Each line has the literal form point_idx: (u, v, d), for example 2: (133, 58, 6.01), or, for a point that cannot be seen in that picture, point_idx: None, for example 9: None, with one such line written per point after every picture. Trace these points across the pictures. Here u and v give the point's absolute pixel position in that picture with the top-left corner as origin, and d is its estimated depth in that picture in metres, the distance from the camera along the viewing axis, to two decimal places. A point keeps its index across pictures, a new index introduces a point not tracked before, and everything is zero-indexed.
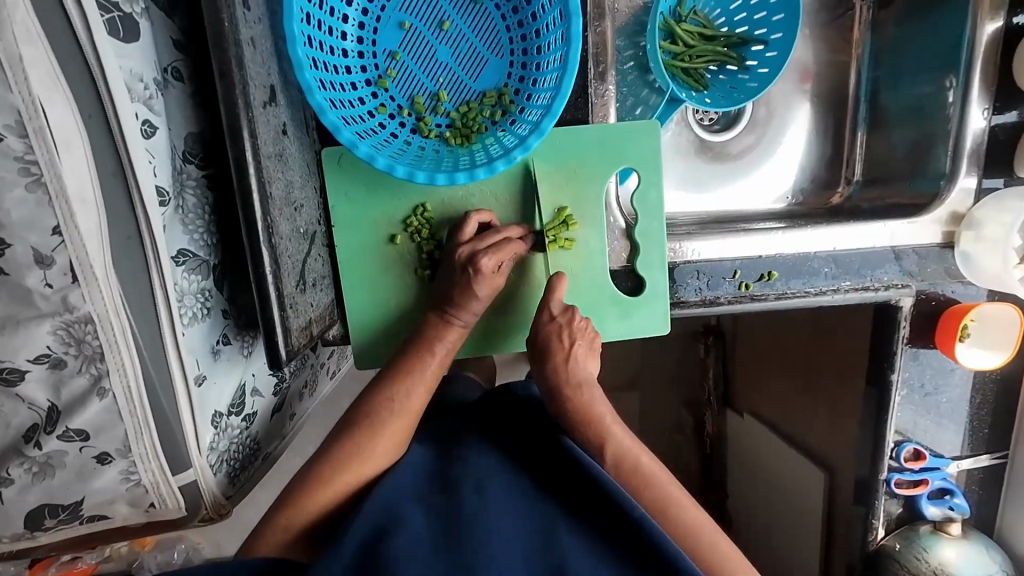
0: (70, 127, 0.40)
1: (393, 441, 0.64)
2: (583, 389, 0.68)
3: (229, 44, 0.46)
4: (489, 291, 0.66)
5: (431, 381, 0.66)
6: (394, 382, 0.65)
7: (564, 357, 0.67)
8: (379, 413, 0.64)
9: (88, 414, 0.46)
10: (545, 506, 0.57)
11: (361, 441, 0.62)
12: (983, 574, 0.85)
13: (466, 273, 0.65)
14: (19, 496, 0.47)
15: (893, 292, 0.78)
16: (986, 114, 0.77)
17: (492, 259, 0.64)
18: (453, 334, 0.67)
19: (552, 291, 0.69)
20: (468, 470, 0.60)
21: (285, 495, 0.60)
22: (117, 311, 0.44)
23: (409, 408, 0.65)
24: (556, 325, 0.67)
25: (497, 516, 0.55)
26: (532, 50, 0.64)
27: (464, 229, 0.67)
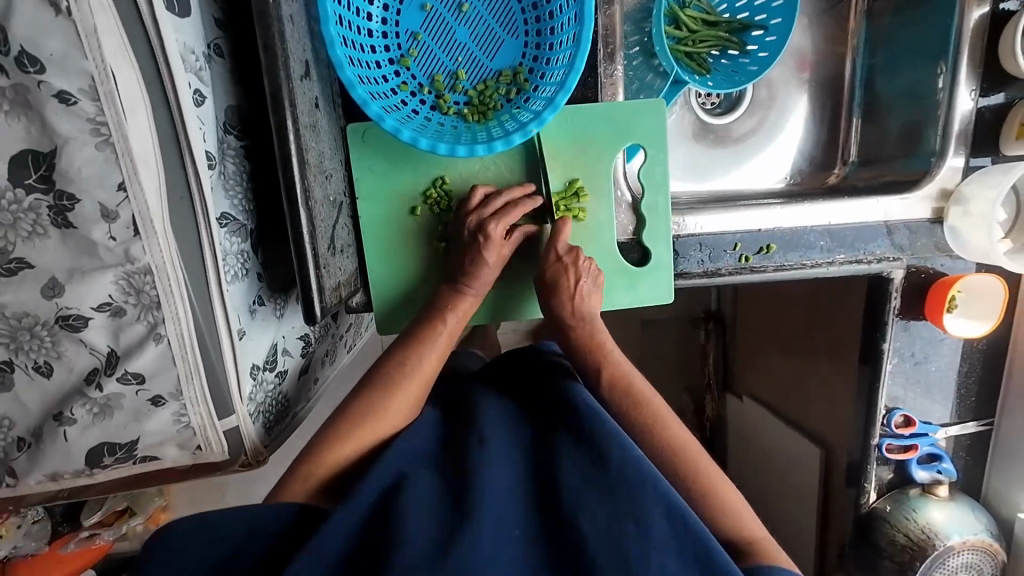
0: (134, 93, 0.44)
1: (408, 401, 0.67)
2: (585, 321, 0.73)
3: (273, 20, 0.51)
4: (497, 258, 0.70)
5: (444, 347, 0.70)
6: (408, 348, 0.69)
7: (570, 296, 0.72)
8: (394, 376, 0.68)
9: (144, 359, 0.50)
10: (549, 449, 0.61)
11: (377, 400, 0.66)
12: (969, 534, 0.89)
13: (476, 240, 0.69)
14: (81, 435, 0.52)
15: (885, 265, 0.83)
16: (973, 96, 0.82)
17: (500, 225, 0.68)
18: (464, 302, 0.70)
19: (554, 235, 0.72)
20: (478, 420, 0.65)
21: (309, 446, 0.64)
22: (172, 263, 0.49)
23: (422, 371, 0.68)
24: (562, 264, 0.72)
25: (501, 460, 0.60)
26: (546, 31, 0.68)
27: (472, 199, 0.71)
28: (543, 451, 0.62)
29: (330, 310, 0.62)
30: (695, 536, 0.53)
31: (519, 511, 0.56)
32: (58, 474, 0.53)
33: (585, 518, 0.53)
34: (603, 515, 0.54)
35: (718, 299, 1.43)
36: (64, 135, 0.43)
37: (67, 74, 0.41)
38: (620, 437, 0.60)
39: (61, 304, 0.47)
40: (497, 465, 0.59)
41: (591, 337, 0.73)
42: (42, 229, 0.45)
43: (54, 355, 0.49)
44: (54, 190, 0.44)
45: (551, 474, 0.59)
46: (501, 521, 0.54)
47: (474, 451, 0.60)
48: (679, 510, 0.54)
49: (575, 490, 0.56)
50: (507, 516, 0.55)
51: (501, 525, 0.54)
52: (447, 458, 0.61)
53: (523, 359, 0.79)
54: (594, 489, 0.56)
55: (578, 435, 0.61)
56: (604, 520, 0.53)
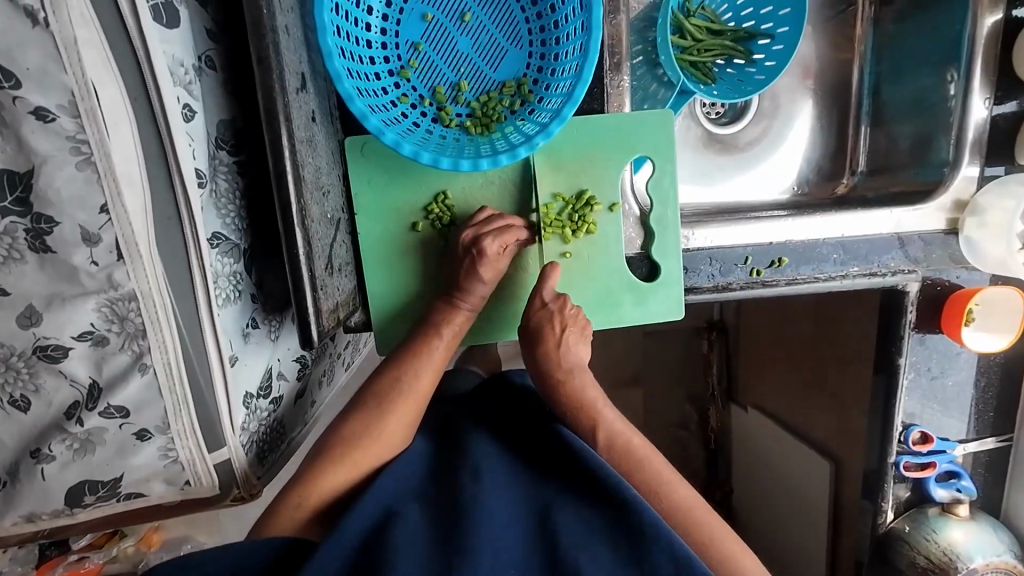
0: (118, 109, 0.42)
1: (402, 426, 0.64)
2: (574, 373, 0.69)
3: (267, 30, 0.48)
4: (493, 274, 0.67)
5: (439, 364, 0.67)
6: (403, 362, 0.66)
7: (556, 342, 0.69)
8: (388, 393, 0.64)
9: (129, 391, 0.47)
10: (545, 493, 0.59)
11: (370, 418, 0.63)
12: (992, 556, 0.86)
13: (469, 254, 0.66)
14: (60, 472, 0.48)
15: (899, 277, 0.80)
16: (987, 104, 0.79)
17: (496, 243, 0.66)
18: (459, 317, 0.68)
19: (543, 279, 0.70)
20: (475, 451, 0.63)
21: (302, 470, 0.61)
22: (158, 288, 0.46)
23: (417, 390, 0.65)
24: (547, 311, 0.69)
25: (495, 496, 0.57)
26: (551, 41, 0.66)
27: (476, 217, 0.69)
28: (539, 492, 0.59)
29: (328, 332, 0.59)
30: None
31: (518, 548, 0.53)
32: (35, 514, 0.50)
33: (588, 560, 0.51)
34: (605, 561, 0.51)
35: (721, 310, 1.40)
36: (41, 154, 0.40)
37: (45, 89, 0.39)
38: (615, 477, 0.59)
39: (38, 334, 0.44)
40: (496, 499, 0.56)
41: (581, 396, 0.68)
42: (18, 254, 0.42)
43: (30, 388, 0.46)
44: (32, 213, 0.41)
45: (548, 517, 0.56)
46: (497, 558, 0.51)
47: (466, 489, 0.57)
48: (686, 558, 0.51)
49: (574, 534, 0.53)
50: (507, 553, 0.52)
51: (498, 556, 0.51)
52: (438, 492, 0.58)
53: (514, 387, 0.76)
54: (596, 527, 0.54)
55: (571, 484, 0.59)
56: (607, 563, 0.51)
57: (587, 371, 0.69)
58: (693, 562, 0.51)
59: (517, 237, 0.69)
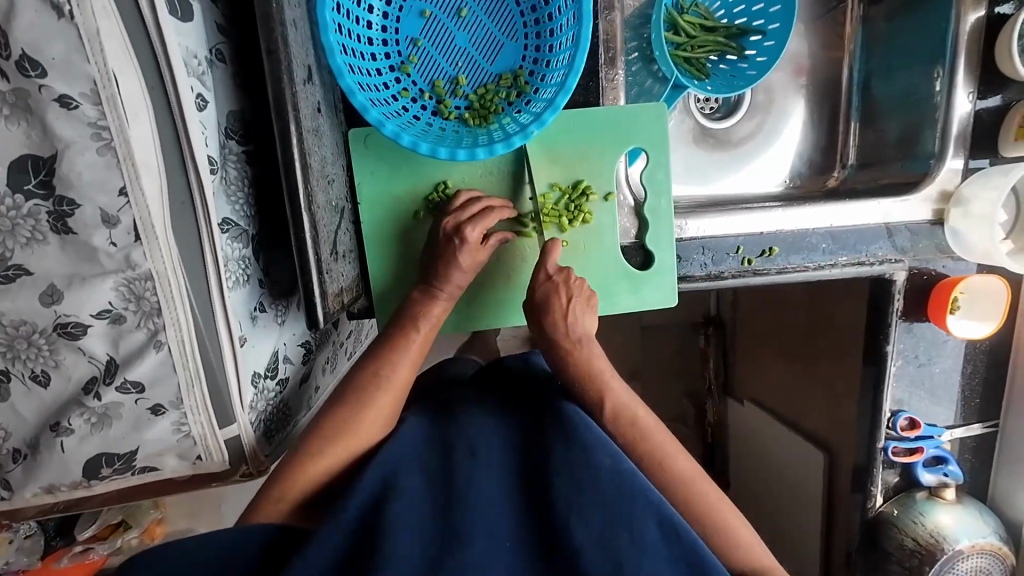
0: (137, 97, 0.44)
1: (383, 413, 0.66)
2: (582, 344, 0.71)
3: (276, 24, 0.51)
4: (472, 262, 0.69)
5: (416, 355, 0.69)
6: (382, 354, 0.68)
7: (563, 313, 0.71)
8: (366, 385, 0.66)
9: (145, 367, 0.49)
10: (540, 460, 0.60)
11: (349, 412, 0.65)
12: (977, 538, 0.88)
13: (452, 243, 0.68)
14: (78, 445, 0.50)
15: (887, 266, 0.83)
16: (971, 98, 0.82)
17: (477, 228, 0.68)
18: (437, 308, 0.70)
19: (545, 254, 0.72)
20: (471, 429, 0.65)
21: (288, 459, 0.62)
22: (173, 269, 0.48)
23: (396, 379, 0.67)
24: (552, 283, 0.71)
25: (490, 473, 0.59)
26: (545, 33, 0.68)
27: (456, 201, 0.70)
28: (530, 463, 0.61)
29: (333, 316, 0.61)
30: (686, 544, 0.54)
31: (508, 522, 0.55)
32: (55, 486, 0.52)
33: (578, 523, 0.54)
34: (595, 523, 0.54)
35: (717, 303, 1.42)
36: (65, 139, 0.42)
37: (69, 78, 0.41)
38: (610, 447, 0.61)
39: (59, 311, 0.47)
40: (488, 478, 0.58)
41: (589, 364, 0.70)
42: (41, 235, 0.45)
43: (51, 364, 0.48)
44: (54, 196, 0.44)
45: (543, 486, 0.58)
46: (492, 533, 0.53)
47: (462, 466, 0.59)
48: (672, 523, 0.54)
49: (567, 496, 0.56)
50: (500, 528, 0.54)
51: (491, 536, 0.53)
52: (435, 467, 0.60)
53: (517, 371, 0.79)
54: (586, 492, 0.56)
55: (566, 445, 0.60)
56: (597, 526, 0.54)
57: (595, 340, 0.71)
58: (682, 528, 0.55)
59: (501, 215, 0.70)
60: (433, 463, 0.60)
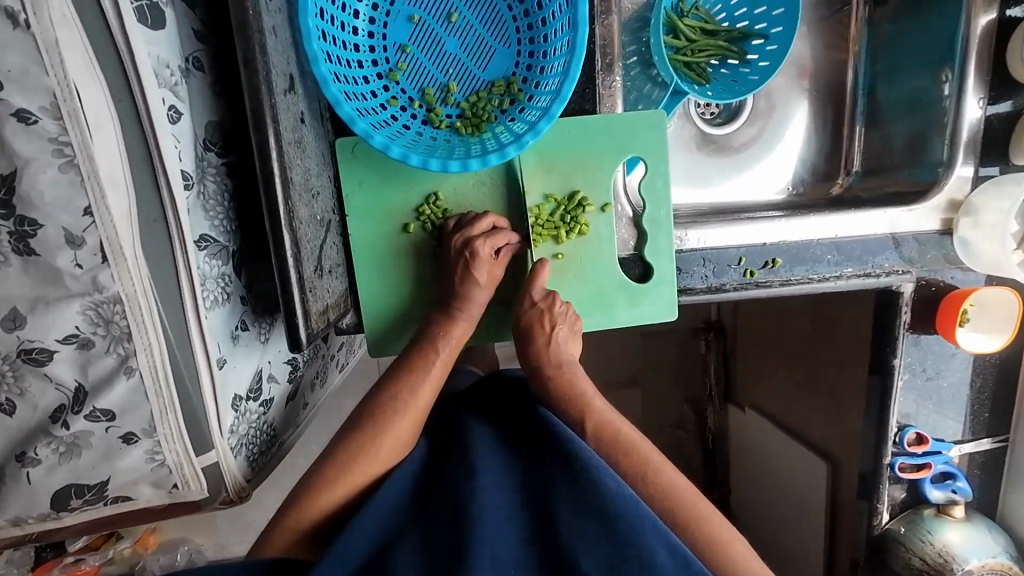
0: (101, 109, 0.41)
1: (400, 440, 0.64)
2: (564, 367, 0.73)
3: (253, 31, 0.48)
4: (487, 277, 0.68)
5: (438, 381, 0.67)
6: (402, 378, 0.66)
7: (547, 339, 0.72)
8: (385, 411, 0.64)
9: (114, 394, 0.47)
10: (542, 487, 0.58)
11: (366, 439, 0.63)
12: (987, 557, 0.85)
13: (463, 258, 0.67)
14: (46, 476, 0.48)
15: (894, 278, 0.80)
16: (981, 104, 0.79)
17: (488, 245, 0.66)
18: (458, 329, 0.68)
19: (533, 278, 0.71)
20: (471, 450, 0.63)
21: (298, 490, 0.61)
22: (144, 291, 0.45)
23: (414, 406, 0.65)
24: (537, 311, 0.71)
25: (491, 496, 0.56)
26: (539, 38, 0.66)
27: (467, 219, 0.68)
28: (533, 490, 0.59)
29: (317, 335, 0.58)
30: (697, 574, 0.51)
31: (512, 550, 0.52)
32: (21, 518, 0.49)
33: (584, 552, 0.51)
34: (603, 543, 0.51)
35: (718, 311, 1.40)
36: (24, 156, 0.40)
37: (27, 91, 0.38)
38: (610, 473, 0.58)
39: (23, 337, 0.44)
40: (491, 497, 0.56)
41: (571, 384, 0.72)
42: (1, 257, 0.42)
43: (16, 392, 0.46)
44: (15, 215, 0.41)
45: (546, 511, 0.55)
46: (496, 558, 0.50)
47: (461, 490, 0.56)
48: (682, 554, 0.52)
49: (573, 525, 0.53)
50: (500, 555, 0.51)
51: (496, 556, 0.50)
52: (431, 498, 0.58)
53: (512, 383, 0.77)
54: (591, 520, 0.53)
55: (569, 470, 0.58)
56: (605, 555, 0.51)
57: (579, 365, 0.74)
58: (689, 559, 0.52)
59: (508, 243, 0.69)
60: (428, 495, 0.59)
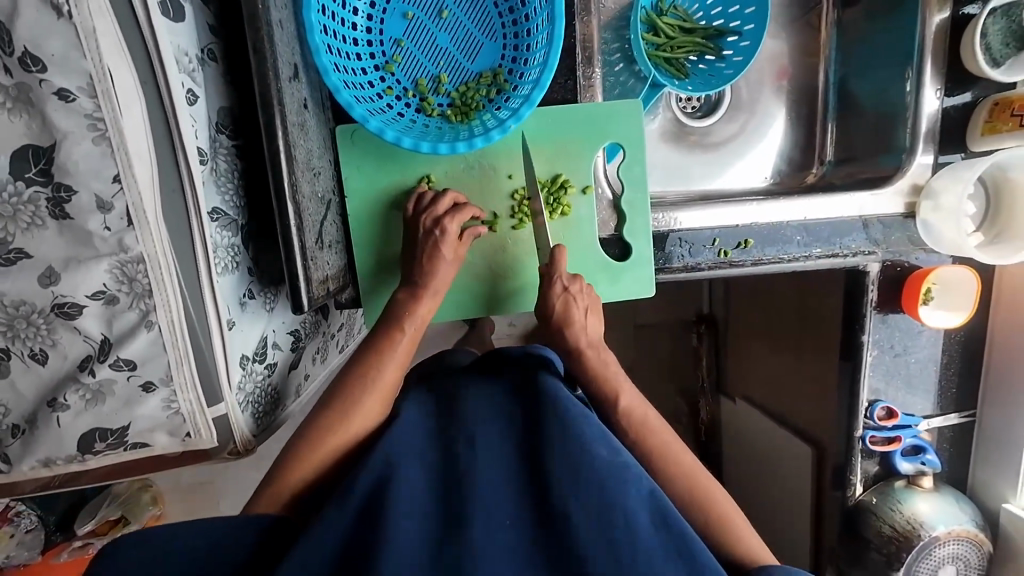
0: (130, 89, 0.47)
1: (371, 414, 0.69)
2: (596, 348, 0.78)
3: (262, 24, 0.54)
4: (452, 253, 0.73)
5: (404, 356, 0.72)
6: (368, 358, 0.71)
7: (581, 321, 0.77)
8: (353, 388, 0.69)
9: (136, 346, 0.52)
10: (537, 450, 0.62)
11: (331, 417, 0.67)
12: (954, 525, 0.89)
13: (432, 236, 0.71)
14: (73, 420, 0.53)
15: (859, 258, 0.86)
16: (938, 95, 0.84)
17: (454, 222, 0.71)
18: (422, 308, 0.73)
19: (556, 263, 0.75)
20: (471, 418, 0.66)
21: (275, 467, 0.66)
22: (164, 252, 0.51)
23: (383, 382, 0.70)
24: (570, 294, 0.76)
25: (491, 460, 0.61)
26: (522, 33, 0.71)
27: (426, 198, 0.73)
28: (528, 453, 0.62)
29: (318, 301, 0.63)
30: (675, 528, 0.57)
31: (508, 506, 0.58)
32: (51, 460, 0.55)
33: (574, 507, 0.56)
34: (592, 502, 0.57)
35: (709, 302, 1.44)
36: (62, 130, 0.45)
37: (67, 73, 0.44)
38: (603, 442, 0.62)
39: (56, 292, 0.50)
40: (491, 462, 0.61)
41: (606, 367, 0.77)
42: (40, 221, 0.48)
43: (48, 343, 0.51)
44: (53, 183, 0.47)
45: (541, 471, 0.60)
46: (491, 518, 0.56)
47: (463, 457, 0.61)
48: (662, 509, 0.58)
49: (563, 484, 0.58)
50: (499, 512, 0.57)
51: (492, 517, 0.56)
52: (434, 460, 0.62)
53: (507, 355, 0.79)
54: (580, 480, 0.58)
55: (564, 435, 0.61)
56: (591, 510, 0.56)
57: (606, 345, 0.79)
58: (672, 516, 0.58)
59: (476, 234, 0.75)
60: (432, 453, 0.63)
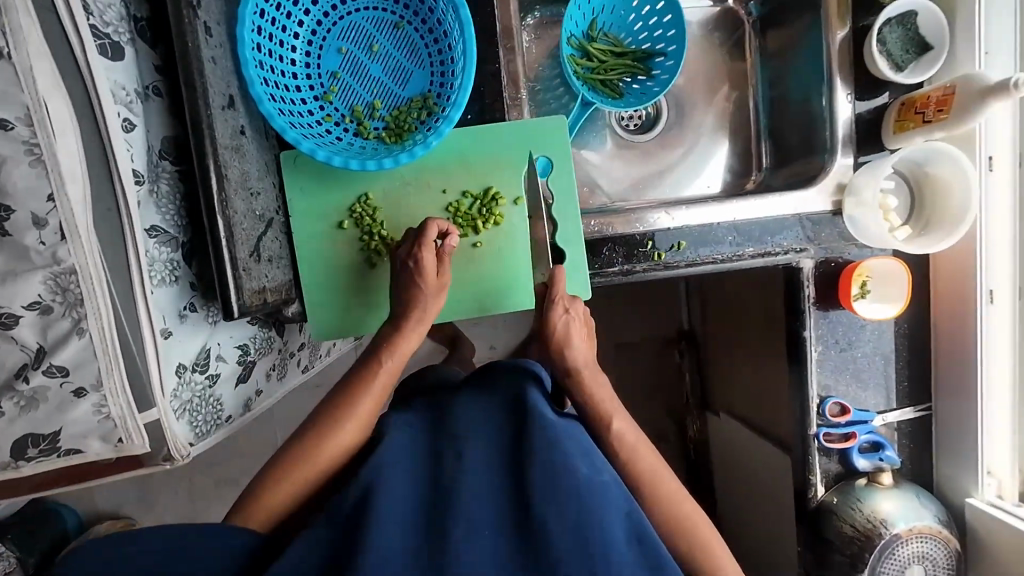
0: (65, 118, 0.53)
1: (346, 444, 0.70)
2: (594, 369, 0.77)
3: (193, 60, 0.60)
4: (433, 277, 0.75)
5: (379, 392, 0.74)
6: (346, 391, 0.73)
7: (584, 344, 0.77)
8: (331, 418, 0.70)
9: (68, 352, 0.56)
10: (521, 462, 0.61)
11: (308, 444, 0.69)
12: (916, 521, 0.87)
13: (408, 266, 0.75)
14: (8, 426, 0.56)
15: (791, 255, 0.89)
16: (851, 100, 0.89)
17: (427, 249, 0.75)
18: (401, 343, 0.75)
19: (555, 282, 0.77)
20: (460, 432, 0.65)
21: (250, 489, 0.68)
22: (95, 264, 0.55)
23: (357, 416, 0.71)
24: (574, 317, 0.77)
25: (477, 471, 0.60)
26: (447, 60, 0.78)
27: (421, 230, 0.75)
28: (511, 465, 0.61)
29: (252, 310, 0.67)
30: (650, 550, 0.56)
31: (488, 513, 0.56)
32: None
33: (551, 519, 0.55)
34: (569, 513, 0.55)
35: (690, 318, 1.46)
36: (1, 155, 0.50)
37: (5, 104, 0.50)
38: (589, 457, 0.62)
39: None
40: (478, 469, 0.60)
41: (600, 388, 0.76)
42: None
43: None
44: None
45: (523, 481, 0.58)
46: (471, 525, 0.55)
47: (449, 467, 0.60)
48: (642, 528, 0.57)
49: (544, 495, 0.57)
50: (478, 519, 0.55)
51: (472, 520, 0.55)
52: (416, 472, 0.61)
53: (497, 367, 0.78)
54: (562, 492, 0.57)
55: (549, 447, 0.60)
56: (569, 522, 0.55)
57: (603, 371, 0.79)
58: (647, 533, 0.57)
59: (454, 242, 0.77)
60: (415, 464, 0.63)
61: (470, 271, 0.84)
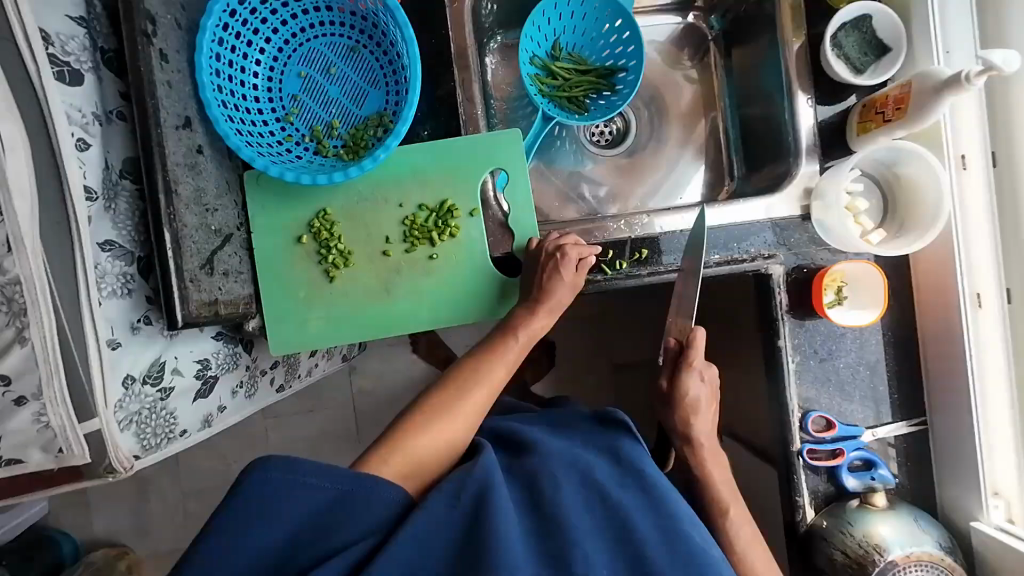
0: (16, 138, 0.56)
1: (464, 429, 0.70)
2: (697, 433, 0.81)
3: (144, 84, 0.64)
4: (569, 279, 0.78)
5: (491, 390, 0.75)
6: (471, 384, 0.73)
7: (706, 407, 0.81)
8: (458, 400, 0.71)
9: (11, 361, 0.58)
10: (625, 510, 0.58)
11: (441, 417, 0.69)
12: (912, 547, 0.80)
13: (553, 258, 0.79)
14: None
15: (759, 261, 0.85)
16: (812, 104, 0.88)
17: (574, 248, 0.79)
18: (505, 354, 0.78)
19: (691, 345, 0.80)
20: (556, 463, 0.63)
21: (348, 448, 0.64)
22: (38, 274, 0.57)
23: (472, 404, 0.72)
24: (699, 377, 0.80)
25: (580, 510, 0.57)
26: (399, 78, 0.81)
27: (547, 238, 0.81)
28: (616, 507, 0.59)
29: (200, 321, 0.68)
30: None
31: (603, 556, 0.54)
32: None
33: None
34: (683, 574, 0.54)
35: None
36: None
37: None
38: (693, 518, 0.59)
39: None
40: (584, 508, 0.58)
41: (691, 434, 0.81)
42: None
43: None
44: None
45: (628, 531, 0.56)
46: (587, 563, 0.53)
47: (554, 499, 0.58)
48: None
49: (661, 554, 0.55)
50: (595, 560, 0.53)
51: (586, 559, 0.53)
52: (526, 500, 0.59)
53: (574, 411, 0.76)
54: (677, 552, 0.55)
55: (656, 506, 0.59)
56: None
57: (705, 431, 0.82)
58: None
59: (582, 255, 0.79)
60: (519, 492, 0.60)
61: (428, 282, 0.84)
